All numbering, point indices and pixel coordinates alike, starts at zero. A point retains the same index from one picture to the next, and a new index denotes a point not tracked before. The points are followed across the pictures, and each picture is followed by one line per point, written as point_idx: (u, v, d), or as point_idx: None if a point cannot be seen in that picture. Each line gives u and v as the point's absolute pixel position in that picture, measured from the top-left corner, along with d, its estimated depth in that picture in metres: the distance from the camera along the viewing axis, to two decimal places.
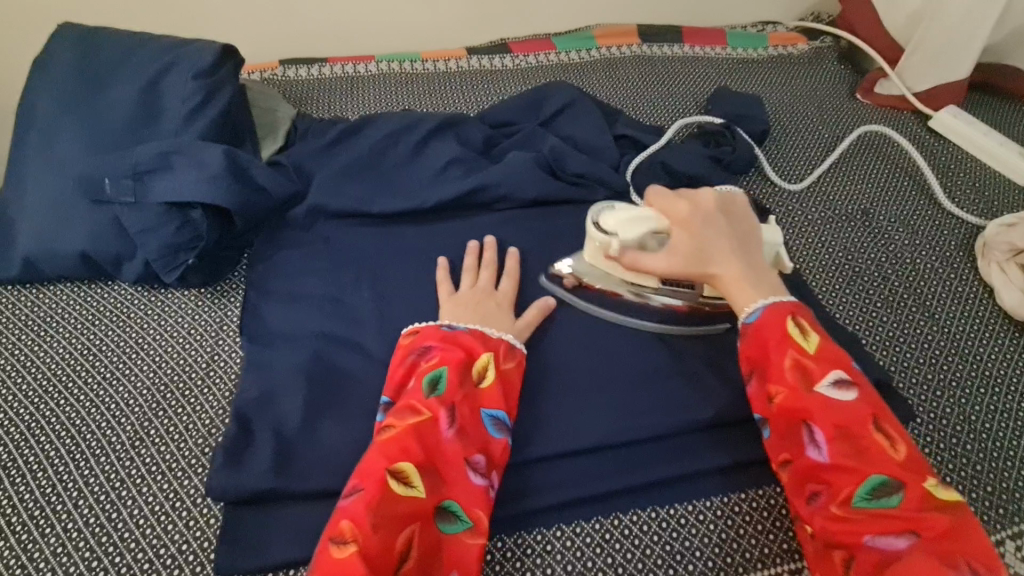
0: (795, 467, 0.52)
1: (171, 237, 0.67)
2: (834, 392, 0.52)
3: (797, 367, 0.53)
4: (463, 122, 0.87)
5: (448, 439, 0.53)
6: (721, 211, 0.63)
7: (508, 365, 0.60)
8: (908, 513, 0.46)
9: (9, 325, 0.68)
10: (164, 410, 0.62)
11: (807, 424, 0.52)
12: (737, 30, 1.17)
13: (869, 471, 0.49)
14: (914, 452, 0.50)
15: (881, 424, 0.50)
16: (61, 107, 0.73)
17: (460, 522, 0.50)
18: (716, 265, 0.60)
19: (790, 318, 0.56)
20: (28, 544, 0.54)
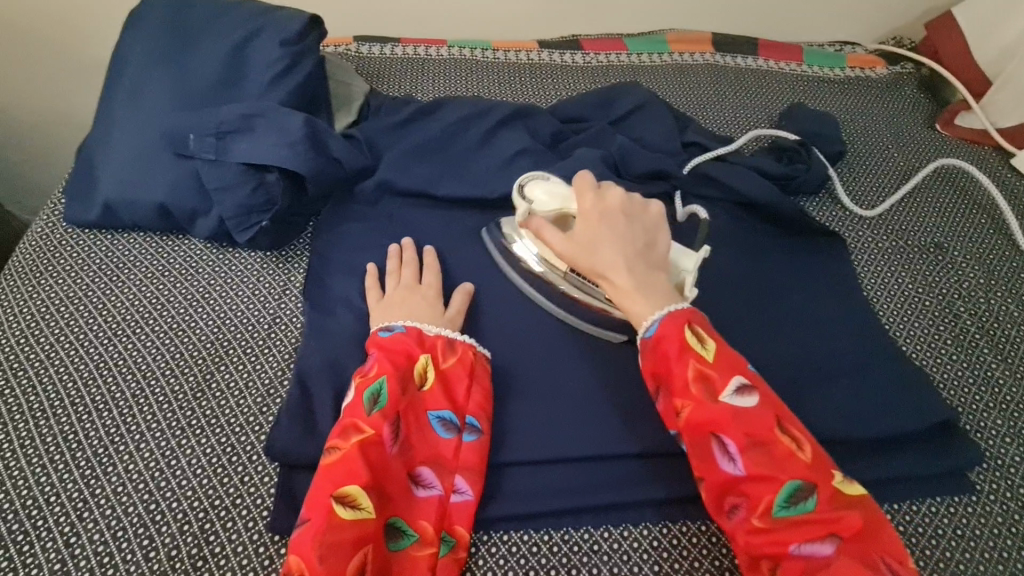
0: (710, 485, 0.50)
1: (247, 198, 0.69)
2: (737, 400, 0.51)
3: (700, 378, 0.52)
4: (535, 113, 0.86)
5: (392, 454, 0.53)
6: (624, 214, 0.60)
7: (448, 363, 0.59)
8: (825, 515, 0.47)
9: (88, 267, 0.71)
10: (225, 365, 0.63)
11: (716, 437, 0.50)
12: (815, 47, 1.14)
13: (784, 479, 0.48)
14: (817, 448, 0.50)
15: (784, 426, 0.50)
16: (154, 61, 0.75)
17: (408, 536, 0.51)
18: (606, 267, 0.58)
19: (688, 325, 0.54)
20: (90, 478, 0.56)
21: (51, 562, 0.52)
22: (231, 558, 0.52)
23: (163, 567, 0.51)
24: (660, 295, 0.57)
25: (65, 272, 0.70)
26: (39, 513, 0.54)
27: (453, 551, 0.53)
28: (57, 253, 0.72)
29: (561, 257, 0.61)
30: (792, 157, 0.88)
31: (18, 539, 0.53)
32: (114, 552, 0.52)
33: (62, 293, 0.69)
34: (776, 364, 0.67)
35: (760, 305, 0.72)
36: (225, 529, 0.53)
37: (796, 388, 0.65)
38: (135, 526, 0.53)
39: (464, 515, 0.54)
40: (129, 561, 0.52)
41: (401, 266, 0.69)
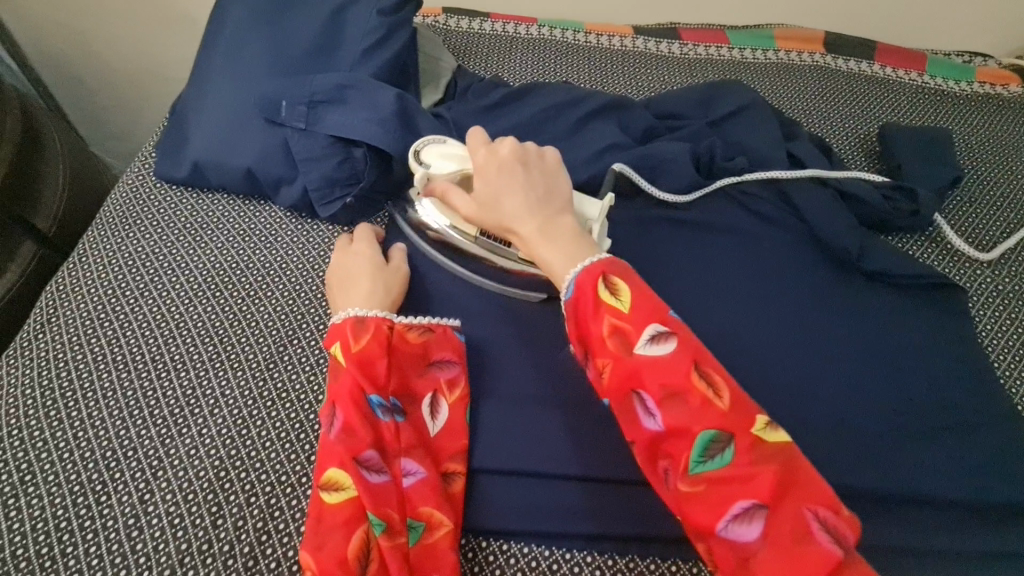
0: (639, 447, 0.46)
1: (332, 170, 0.67)
2: (653, 350, 0.46)
3: (615, 331, 0.47)
4: (630, 106, 0.81)
5: (336, 441, 0.50)
6: (519, 163, 0.53)
7: (360, 342, 0.55)
8: (739, 470, 0.42)
9: (173, 223, 0.72)
10: (299, 339, 0.63)
11: (636, 394, 0.45)
12: (939, 56, 1.02)
13: (698, 431, 0.43)
14: (737, 396, 0.44)
15: (702, 370, 0.45)
16: (252, 22, 0.74)
17: (375, 526, 0.47)
18: (511, 220, 0.52)
19: (602, 277, 0.48)
20: (164, 437, 0.57)
21: (126, 515, 0.53)
22: (293, 536, 0.52)
23: (228, 536, 0.52)
24: (572, 241, 0.52)
25: (152, 227, 0.71)
26: (117, 465, 0.55)
27: (422, 537, 0.50)
28: (146, 207, 0.73)
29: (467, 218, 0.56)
30: (888, 196, 0.76)
31: (97, 488, 0.54)
32: (183, 513, 0.53)
33: (147, 248, 0.70)
34: (869, 408, 0.62)
35: (856, 340, 0.67)
36: (290, 506, 0.53)
37: (892, 440, 0.61)
38: (204, 491, 0.54)
39: (427, 496, 0.51)
40: (197, 526, 0.52)
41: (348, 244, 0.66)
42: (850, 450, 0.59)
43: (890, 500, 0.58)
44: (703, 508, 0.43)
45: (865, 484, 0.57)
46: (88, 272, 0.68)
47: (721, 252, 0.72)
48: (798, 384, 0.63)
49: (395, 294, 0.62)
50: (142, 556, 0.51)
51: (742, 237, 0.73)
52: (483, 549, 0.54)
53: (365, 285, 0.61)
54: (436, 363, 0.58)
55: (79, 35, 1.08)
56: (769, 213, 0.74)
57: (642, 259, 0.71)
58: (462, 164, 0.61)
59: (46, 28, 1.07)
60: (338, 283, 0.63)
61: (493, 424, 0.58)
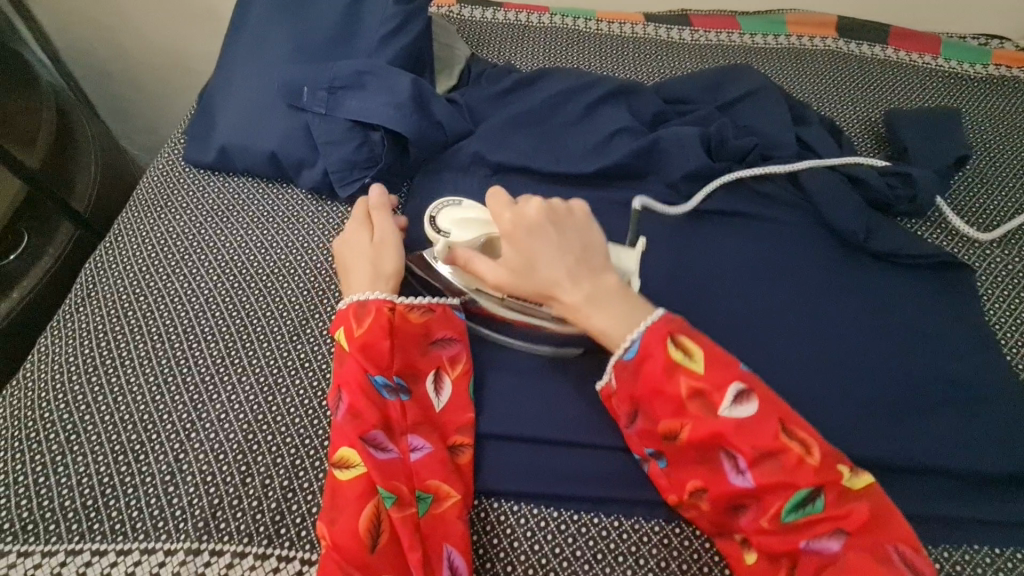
0: (720, 497, 0.48)
1: (351, 153, 0.70)
2: (737, 411, 0.47)
3: (694, 394, 0.48)
4: (640, 91, 0.83)
5: (343, 423, 0.53)
6: (551, 224, 0.54)
7: (362, 327, 0.57)
8: (834, 514, 0.45)
9: (202, 205, 0.75)
10: (320, 313, 0.66)
11: (724, 450, 0.47)
12: (955, 39, 1.01)
13: (796, 484, 0.45)
14: (824, 446, 0.47)
15: (788, 428, 0.47)
16: (275, 13, 0.77)
17: (386, 499, 0.50)
18: (555, 288, 0.53)
19: (671, 338, 0.50)
20: (197, 402, 0.60)
21: (162, 472, 0.56)
22: (316, 494, 0.55)
23: (257, 492, 0.55)
24: (621, 304, 0.52)
25: (182, 209, 0.75)
26: (154, 427, 0.59)
27: (432, 506, 0.53)
28: (176, 190, 0.77)
29: (497, 285, 0.54)
30: (889, 184, 0.76)
31: (136, 447, 0.58)
32: (216, 471, 0.56)
33: (179, 228, 0.73)
34: (873, 383, 0.63)
35: (862, 317, 0.68)
36: (313, 466, 0.56)
37: (895, 413, 0.62)
38: (234, 451, 0.57)
39: (435, 469, 0.54)
40: (228, 483, 0.56)
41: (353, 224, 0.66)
42: (854, 422, 0.61)
43: (891, 470, 0.59)
44: (792, 544, 0.46)
45: (868, 454, 0.59)
46: (125, 250, 0.72)
47: (729, 231, 0.73)
48: (801, 358, 0.64)
49: (398, 265, 0.62)
50: (178, 509, 0.54)
51: (749, 217, 0.74)
52: (494, 509, 0.56)
53: (366, 265, 0.62)
54: (438, 341, 0.60)
55: (109, 31, 1.12)
56: (779, 194, 0.75)
57: (650, 239, 0.72)
58: (483, 229, 0.58)
59: (78, 25, 1.11)
60: (345, 266, 0.63)
61: (505, 394, 0.61)
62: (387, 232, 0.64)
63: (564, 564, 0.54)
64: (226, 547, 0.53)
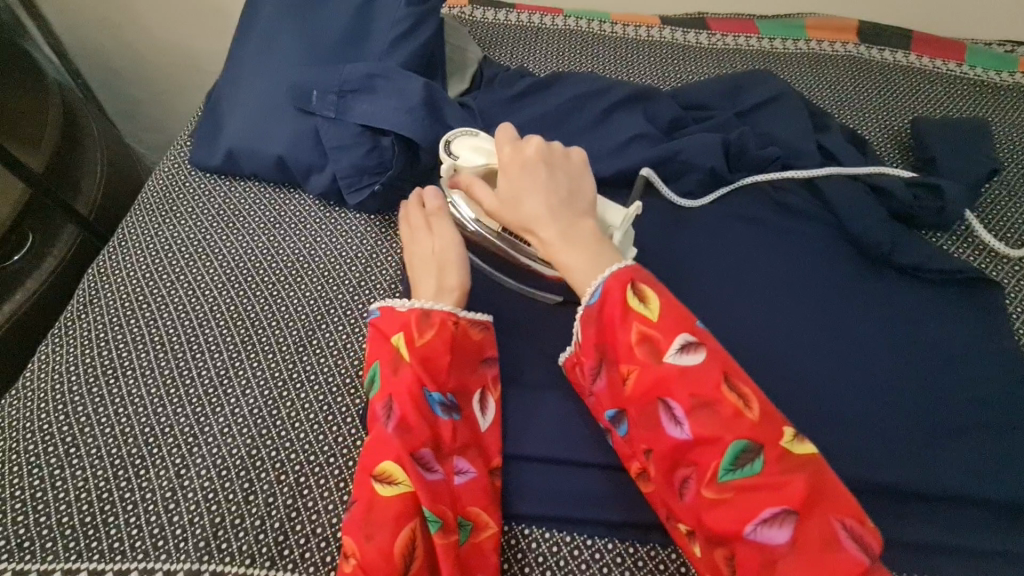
0: (661, 455, 0.46)
1: (361, 159, 0.69)
2: (681, 358, 0.46)
3: (643, 339, 0.47)
4: (657, 97, 0.81)
5: (392, 435, 0.50)
6: (545, 164, 0.54)
7: (425, 337, 0.55)
8: (770, 480, 0.42)
9: (208, 210, 0.74)
10: (327, 324, 0.64)
11: (661, 401, 0.46)
12: (980, 46, 0.98)
13: (729, 440, 0.43)
14: (767, 405, 0.44)
15: (732, 382, 0.45)
16: (284, 14, 0.76)
17: (432, 523, 0.48)
18: (532, 223, 0.53)
19: (631, 284, 0.49)
20: (199, 414, 0.59)
21: (163, 488, 0.55)
22: (321, 514, 0.53)
23: (260, 511, 0.53)
24: (594, 250, 0.52)
25: (188, 213, 0.74)
26: (155, 440, 0.57)
27: (470, 536, 0.51)
28: (182, 194, 0.75)
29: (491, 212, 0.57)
30: (916, 194, 0.74)
31: (137, 461, 0.56)
32: (218, 488, 0.55)
33: (183, 234, 0.72)
34: (898, 405, 0.61)
35: (887, 336, 0.65)
36: (318, 484, 0.55)
37: (923, 436, 0.59)
38: (237, 467, 0.56)
39: (478, 497, 0.52)
40: (231, 501, 0.54)
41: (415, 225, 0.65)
42: (877, 446, 0.59)
43: (917, 497, 0.57)
44: (731, 515, 0.43)
45: (892, 480, 0.57)
46: (128, 255, 0.71)
47: (748, 243, 0.71)
48: (823, 378, 0.62)
49: (462, 280, 0.60)
50: (179, 528, 0.53)
51: (769, 229, 0.72)
52: (505, 533, 0.55)
53: (430, 278, 0.61)
54: (488, 361, 0.59)
55: (117, 29, 1.11)
56: (800, 207, 0.73)
57: (667, 251, 0.70)
58: (491, 158, 0.61)
59: (87, 23, 1.10)
60: (410, 276, 0.63)
61: (517, 411, 0.59)
62: (449, 238, 0.62)
63: None
64: (227, 569, 0.51)
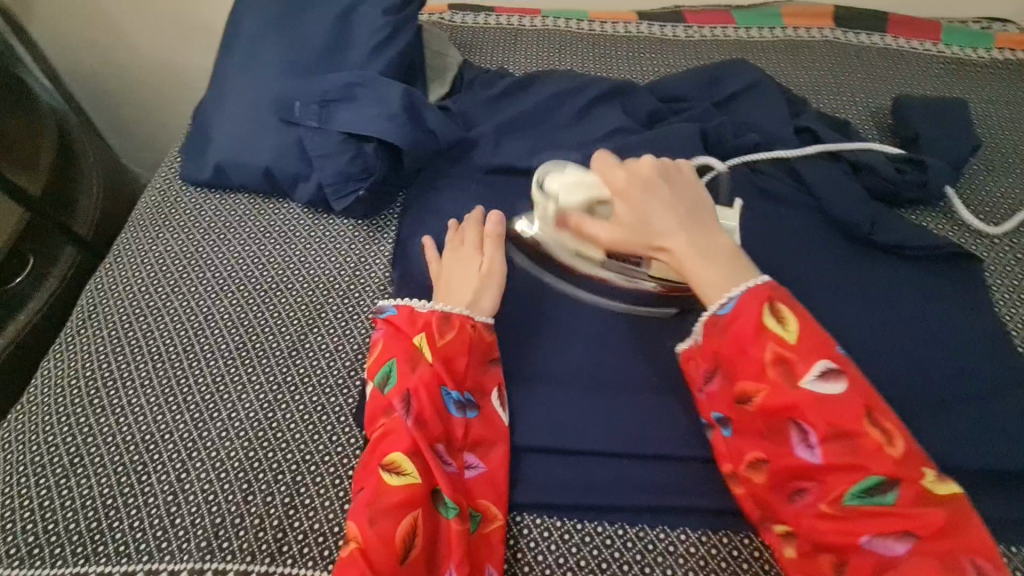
0: (782, 471, 0.47)
1: (346, 166, 0.70)
2: (821, 385, 0.46)
3: (777, 361, 0.47)
4: (635, 91, 0.82)
5: (409, 426, 0.52)
6: (664, 180, 0.55)
7: (446, 337, 0.58)
8: (904, 511, 0.42)
9: (199, 223, 0.75)
10: (318, 328, 0.66)
11: (793, 423, 0.46)
12: (956, 25, 0.99)
13: (864, 469, 0.44)
14: (907, 440, 0.44)
15: (874, 417, 0.45)
16: (265, 29, 0.77)
17: (449, 509, 0.50)
18: (665, 240, 0.53)
19: (768, 303, 0.48)
20: (198, 420, 0.60)
21: (165, 492, 0.56)
22: (318, 510, 0.55)
23: (259, 510, 0.55)
24: (730, 262, 0.52)
25: (180, 227, 0.75)
26: (156, 447, 0.59)
27: (480, 526, 0.53)
28: (173, 209, 0.77)
29: (610, 245, 0.56)
30: (900, 169, 0.75)
31: (139, 468, 0.58)
32: (218, 490, 0.56)
33: (177, 247, 0.74)
34: (879, 380, 0.62)
35: (868, 313, 0.66)
36: (314, 482, 0.56)
37: (905, 409, 0.61)
38: (236, 469, 0.57)
39: (488, 489, 0.55)
40: (230, 501, 0.56)
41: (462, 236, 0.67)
42: None
43: None
44: (847, 532, 0.44)
45: None
46: (124, 271, 0.73)
47: None
48: None
49: (493, 307, 0.62)
50: (181, 529, 0.55)
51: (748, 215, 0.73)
52: None
53: (461, 289, 0.62)
54: (495, 360, 0.61)
55: (109, 51, 1.13)
56: (778, 192, 0.74)
57: None
58: (591, 190, 0.58)
59: (79, 47, 1.13)
60: (439, 282, 0.64)
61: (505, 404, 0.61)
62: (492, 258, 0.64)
63: (568, 575, 0.53)
64: (229, 566, 0.52)
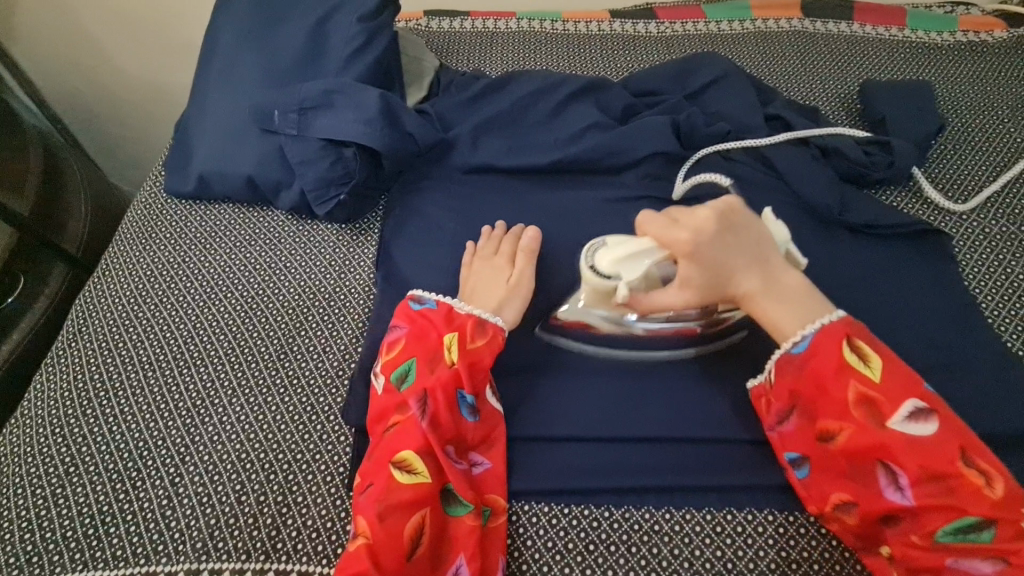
0: (872, 510, 0.49)
1: (326, 171, 0.72)
2: (910, 426, 0.48)
3: (861, 401, 0.50)
4: (608, 87, 0.83)
5: (423, 427, 0.53)
6: (725, 230, 0.55)
7: (476, 343, 0.59)
8: (998, 545, 0.45)
9: (186, 235, 0.77)
10: (306, 331, 0.67)
11: (882, 463, 0.49)
12: (921, 10, 1.01)
13: (959, 508, 0.46)
14: (1006, 479, 0.46)
15: (970, 457, 0.47)
16: (243, 42, 0.79)
17: (460, 507, 0.52)
18: (739, 290, 0.56)
19: (848, 341, 0.52)
20: (191, 427, 0.61)
21: (159, 497, 0.57)
22: (311, 506, 0.56)
23: (253, 509, 0.56)
24: (802, 301, 0.55)
25: (167, 240, 0.77)
26: (150, 454, 0.60)
27: (491, 518, 0.55)
28: (159, 223, 0.79)
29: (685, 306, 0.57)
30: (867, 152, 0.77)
31: (133, 475, 0.59)
32: (212, 493, 0.57)
33: (164, 259, 0.75)
34: None
35: (841, 292, 0.68)
36: (306, 480, 0.58)
37: None
38: (229, 472, 0.58)
39: (493, 483, 0.56)
40: (224, 502, 0.57)
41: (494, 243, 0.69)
42: None
43: None
44: (940, 563, 0.47)
45: None
46: (112, 285, 0.74)
47: None
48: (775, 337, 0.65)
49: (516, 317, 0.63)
50: (177, 532, 0.56)
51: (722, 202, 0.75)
52: None
53: (486, 294, 0.64)
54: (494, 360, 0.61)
55: (90, 71, 1.15)
56: (750, 178, 0.76)
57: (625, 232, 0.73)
58: (647, 259, 0.57)
59: (62, 69, 1.14)
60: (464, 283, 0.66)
61: None
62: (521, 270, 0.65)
63: (557, 558, 0.55)
64: (224, 565, 0.53)
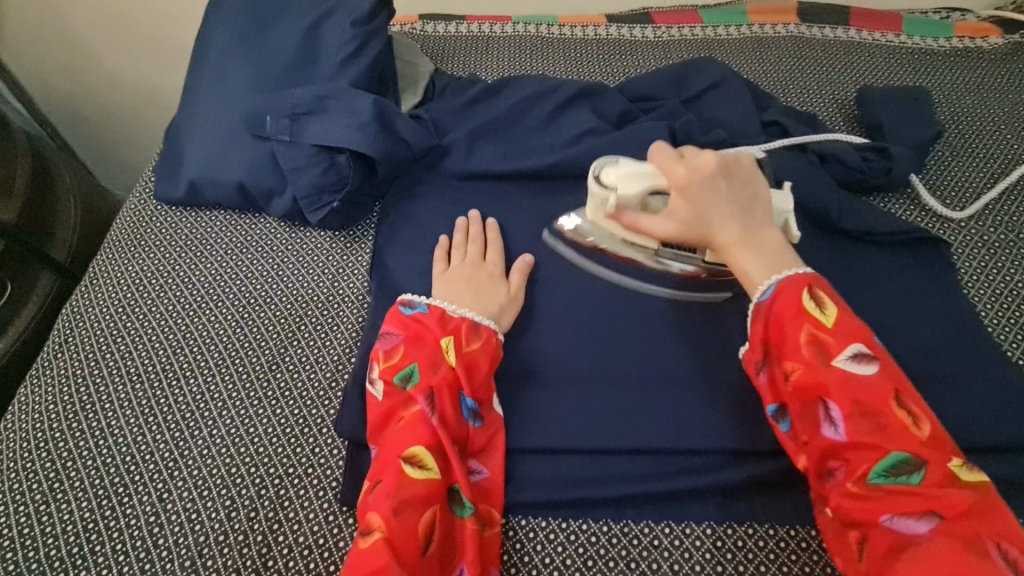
0: (811, 449, 0.48)
1: (319, 178, 0.70)
2: (853, 367, 0.48)
3: (813, 342, 0.49)
4: (604, 91, 0.83)
5: (433, 424, 0.53)
6: (722, 175, 0.55)
7: (472, 346, 0.58)
8: (929, 491, 0.43)
9: (176, 242, 0.75)
10: (298, 341, 0.66)
11: (823, 401, 0.48)
12: (917, 15, 1.01)
13: (890, 448, 0.45)
14: (937, 429, 0.46)
15: (904, 400, 0.47)
16: (235, 46, 0.78)
17: (465, 508, 0.51)
18: (720, 235, 0.55)
19: (808, 289, 0.51)
20: (179, 439, 0.60)
21: (147, 513, 0.56)
22: (303, 523, 0.55)
23: (243, 526, 0.55)
24: (780, 255, 0.54)
25: (156, 247, 0.75)
26: (138, 468, 0.59)
27: (485, 528, 0.54)
28: (149, 230, 0.77)
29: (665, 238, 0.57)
30: (865, 158, 0.77)
31: (120, 489, 0.58)
32: (201, 509, 0.56)
33: (153, 267, 0.74)
34: None
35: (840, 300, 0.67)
36: (298, 495, 0.56)
37: None
38: (218, 487, 0.57)
39: (489, 494, 0.55)
40: (213, 518, 0.55)
41: (490, 249, 0.69)
42: None
43: None
44: (871, 509, 0.45)
45: None
46: (100, 294, 0.72)
47: None
48: None
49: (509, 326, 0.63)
50: (164, 549, 0.54)
51: None
52: None
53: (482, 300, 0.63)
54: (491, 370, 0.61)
55: (81, 75, 1.13)
56: None
57: None
58: (648, 182, 0.59)
59: (51, 72, 1.12)
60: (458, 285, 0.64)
61: None
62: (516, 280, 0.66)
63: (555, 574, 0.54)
64: None
